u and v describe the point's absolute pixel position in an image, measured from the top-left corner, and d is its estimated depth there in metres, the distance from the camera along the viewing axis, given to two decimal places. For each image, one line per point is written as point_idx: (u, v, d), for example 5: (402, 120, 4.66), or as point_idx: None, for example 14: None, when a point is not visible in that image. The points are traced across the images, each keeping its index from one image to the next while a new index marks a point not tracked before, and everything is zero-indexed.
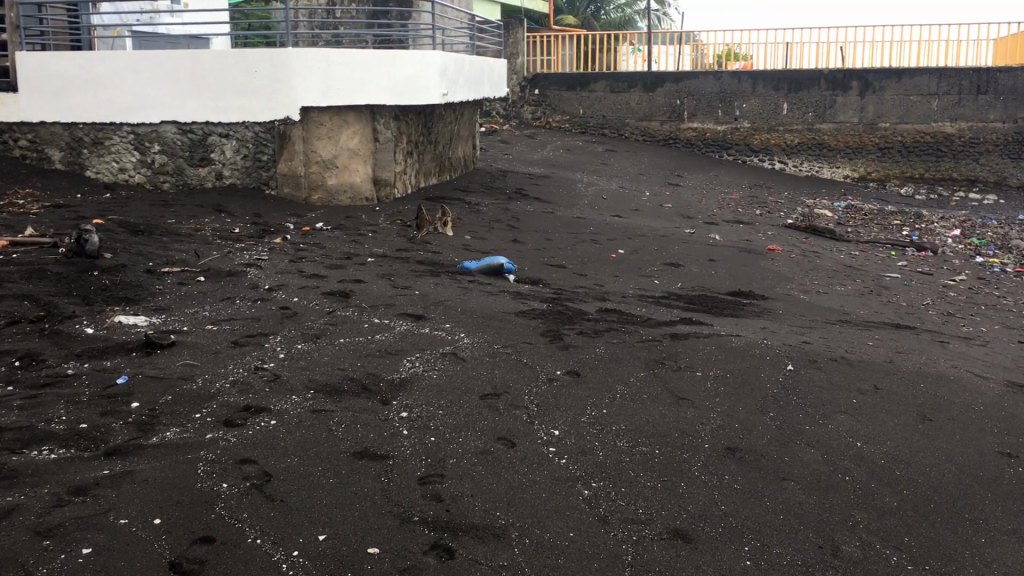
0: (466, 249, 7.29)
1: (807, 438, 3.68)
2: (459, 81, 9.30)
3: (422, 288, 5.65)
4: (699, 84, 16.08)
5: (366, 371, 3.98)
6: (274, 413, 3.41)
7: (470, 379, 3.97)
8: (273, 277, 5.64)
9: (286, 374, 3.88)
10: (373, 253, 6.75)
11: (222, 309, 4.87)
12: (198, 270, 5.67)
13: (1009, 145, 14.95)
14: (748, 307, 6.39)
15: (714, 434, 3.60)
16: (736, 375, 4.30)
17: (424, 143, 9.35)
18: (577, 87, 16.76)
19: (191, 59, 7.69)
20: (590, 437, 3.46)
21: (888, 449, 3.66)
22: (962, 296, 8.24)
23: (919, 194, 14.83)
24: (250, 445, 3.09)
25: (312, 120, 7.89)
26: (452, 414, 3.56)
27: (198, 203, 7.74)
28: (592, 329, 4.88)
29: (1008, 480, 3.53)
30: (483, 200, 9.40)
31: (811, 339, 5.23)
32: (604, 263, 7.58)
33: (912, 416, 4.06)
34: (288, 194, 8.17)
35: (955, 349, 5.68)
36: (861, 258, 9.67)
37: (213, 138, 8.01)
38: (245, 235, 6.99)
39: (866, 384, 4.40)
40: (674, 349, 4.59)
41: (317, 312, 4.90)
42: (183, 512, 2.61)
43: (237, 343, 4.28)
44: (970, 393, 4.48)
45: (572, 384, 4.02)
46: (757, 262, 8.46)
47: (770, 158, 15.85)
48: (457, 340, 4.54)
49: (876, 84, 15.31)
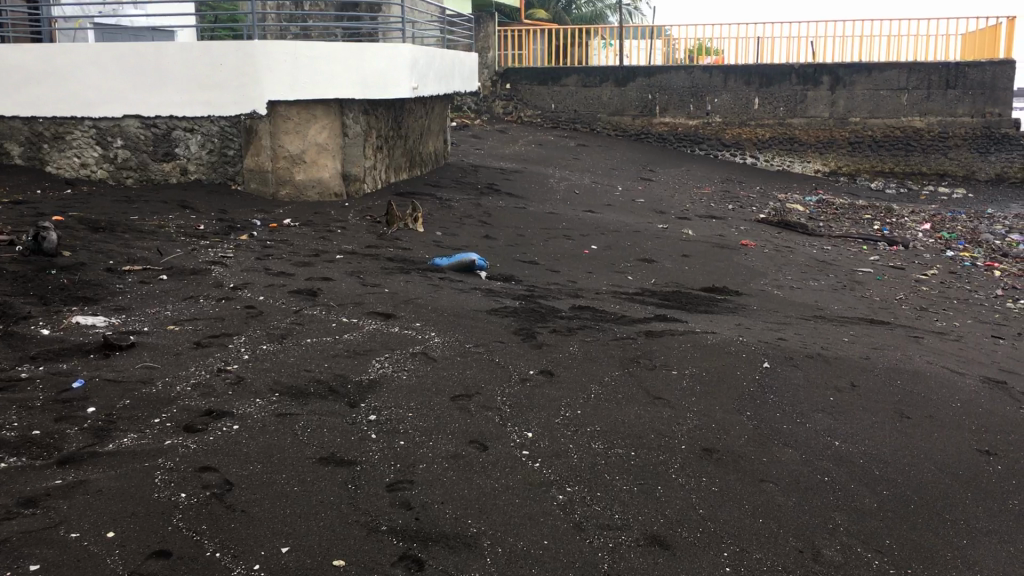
0: (437, 245, 7.17)
1: (785, 437, 3.61)
2: (429, 76, 9.17)
3: (392, 285, 5.52)
4: (671, 78, 16.06)
5: (334, 373, 3.86)
6: (237, 418, 3.28)
7: (441, 381, 3.86)
8: (238, 275, 5.50)
9: (250, 376, 3.75)
10: (342, 250, 6.61)
11: (185, 308, 4.72)
12: (161, 268, 5.51)
13: (977, 140, 15.17)
14: (722, 302, 6.32)
15: (690, 435, 3.52)
16: (712, 374, 4.22)
17: (394, 138, 9.21)
18: (549, 82, 16.61)
19: (153, 50, 7.52)
20: (565, 440, 3.37)
21: (866, 448, 3.61)
22: (935, 290, 8.26)
23: (889, 188, 14.92)
24: (210, 452, 2.96)
25: (279, 114, 7.73)
26: (423, 417, 3.45)
27: (162, 199, 7.55)
28: (565, 327, 4.79)
29: (987, 478, 3.49)
30: (454, 196, 9.28)
31: (786, 336, 5.17)
32: (577, 259, 7.50)
33: (889, 413, 4.01)
34: (254, 189, 7.99)
35: (930, 345, 5.66)
36: (833, 253, 9.67)
37: (177, 133, 7.83)
38: (211, 232, 6.82)
39: (842, 381, 4.34)
40: (649, 347, 4.51)
41: (284, 311, 4.77)
42: (139, 524, 2.49)
43: (200, 344, 4.14)
44: (947, 389, 4.44)
45: (545, 384, 3.92)
46: (730, 257, 8.42)
47: (742, 153, 15.74)
48: (427, 339, 4.43)
49: (847, 78, 15.37)
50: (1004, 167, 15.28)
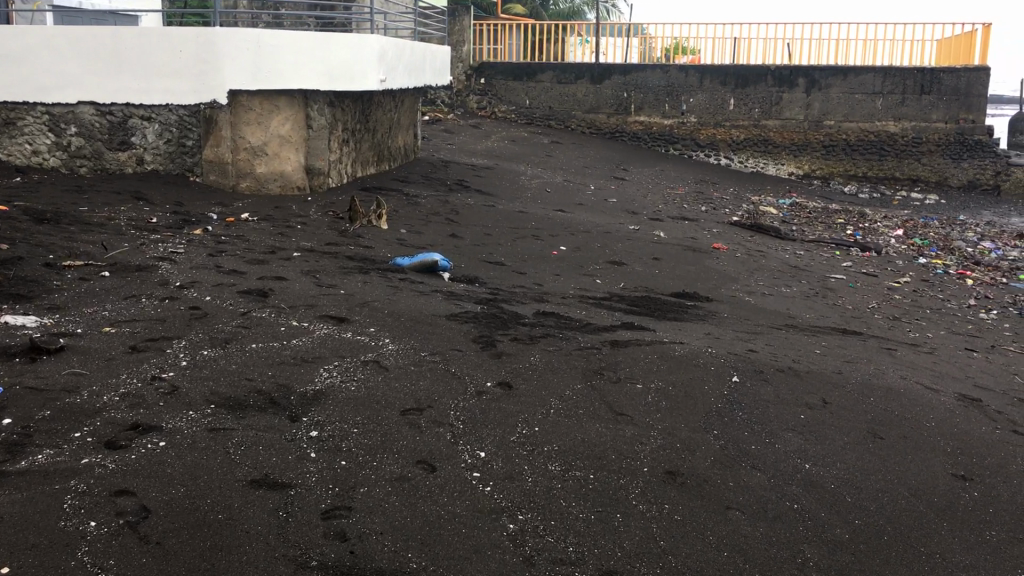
0: (399, 244, 6.93)
1: (753, 459, 3.42)
2: (397, 68, 8.90)
3: (348, 286, 5.27)
4: (647, 76, 15.88)
5: (277, 383, 3.62)
6: (165, 433, 3.03)
7: (392, 393, 3.62)
8: (186, 273, 5.22)
9: (185, 385, 3.49)
10: (300, 247, 6.35)
11: (125, 308, 4.45)
12: (104, 265, 5.22)
13: (951, 146, 15.14)
14: (692, 309, 6.14)
15: (654, 457, 3.31)
16: (678, 389, 4.02)
17: (361, 131, 8.94)
18: (524, 77, 16.40)
19: (111, 35, 7.16)
20: (519, 460, 3.15)
21: (838, 472, 3.43)
22: (907, 299, 8.13)
23: (862, 193, 14.84)
24: (130, 474, 2.71)
25: (240, 104, 7.43)
26: (369, 434, 3.22)
27: (115, 189, 7.25)
28: (526, 335, 4.57)
29: (963, 506, 3.31)
30: (421, 192, 9.03)
31: (757, 348, 4.98)
32: (545, 260, 7.28)
33: (861, 433, 3.83)
34: (213, 181, 7.70)
35: (903, 358, 5.51)
36: (806, 258, 9.53)
37: (134, 121, 7.52)
38: (163, 225, 6.53)
39: (814, 398, 4.16)
40: (613, 358, 4.31)
41: (230, 313, 4.51)
42: (39, 559, 2.26)
43: (136, 348, 3.88)
44: (922, 407, 4.28)
45: (502, 398, 3.70)
46: (702, 261, 8.24)
47: (716, 153, 15.72)
48: (381, 346, 4.19)
49: (822, 81, 15.27)
50: (976, 174, 15.24)
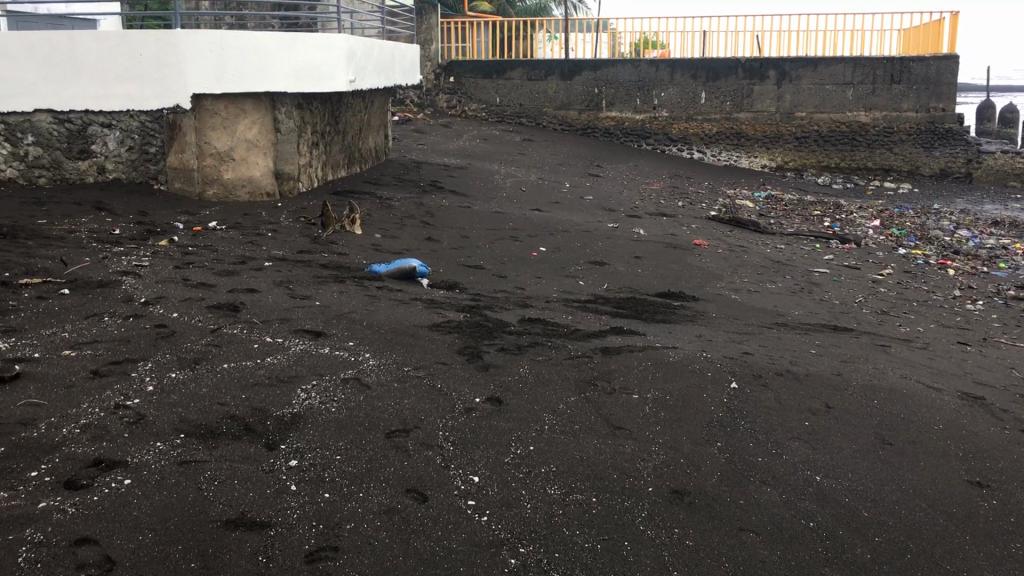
0: (374, 250, 6.69)
1: (761, 473, 3.23)
2: (366, 68, 8.64)
3: (324, 297, 5.03)
4: (618, 72, 15.70)
5: (252, 407, 3.37)
6: (130, 469, 2.79)
7: (375, 414, 3.39)
8: (152, 288, 4.95)
9: (152, 413, 3.24)
10: (271, 256, 6.10)
11: (85, 329, 4.18)
12: (63, 281, 4.95)
13: (922, 135, 15.12)
14: (680, 310, 5.96)
15: (659, 475, 3.11)
16: (676, 399, 3.82)
17: (331, 133, 8.66)
18: (494, 75, 16.14)
19: (66, 39, 6.84)
20: (516, 485, 2.94)
21: (850, 483, 3.25)
22: (892, 291, 8.01)
23: (836, 184, 14.81)
24: (92, 519, 2.47)
25: (205, 109, 7.13)
26: (353, 461, 2.99)
27: (75, 200, 6.94)
28: (514, 345, 4.35)
29: (983, 516, 3.15)
30: (395, 194, 8.78)
31: (752, 349, 4.80)
32: (525, 263, 7.07)
33: (870, 439, 3.66)
34: (178, 189, 7.40)
35: (899, 354, 5.36)
36: (787, 252, 9.39)
37: (94, 129, 7.21)
38: (126, 236, 6.25)
39: (817, 403, 3.98)
40: (606, 367, 4.10)
41: (199, 330, 4.26)
42: None
43: (98, 373, 3.62)
44: (927, 408, 4.11)
45: (493, 415, 3.48)
46: (684, 258, 8.07)
47: (688, 147, 15.59)
48: (361, 362, 3.95)
49: (792, 73, 15.16)
50: (947, 163, 15.28)
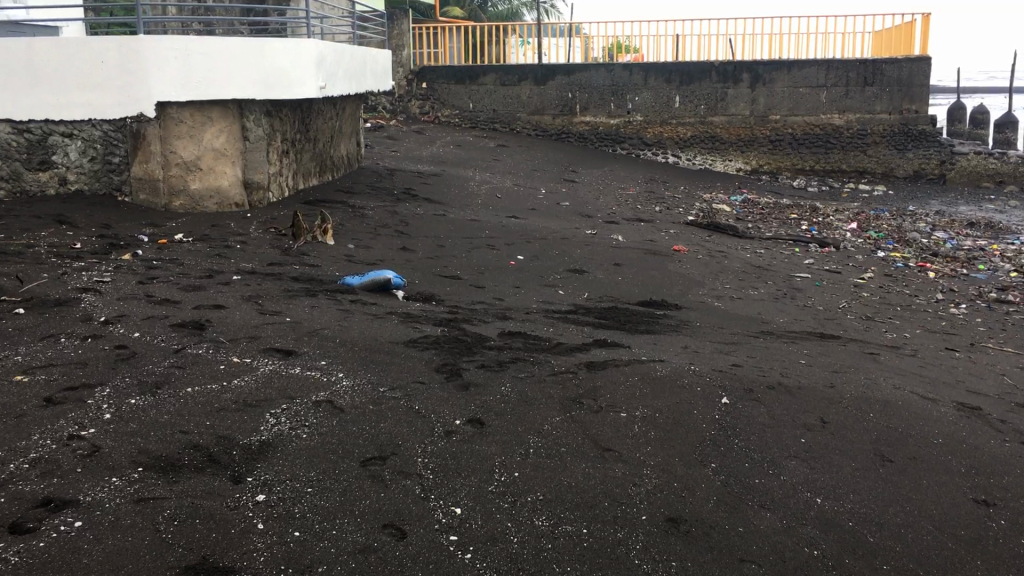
0: (347, 261, 6.47)
1: (759, 496, 3.07)
2: (337, 74, 8.42)
3: (294, 313, 4.81)
4: (592, 76, 15.56)
5: (217, 436, 3.15)
6: (83, 508, 2.57)
7: (350, 440, 3.18)
8: (113, 305, 4.71)
9: (108, 444, 3.01)
10: (240, 269, 5.87)
11: (40, 351, 3.94)
12: (19, 300, 4.69)
13: (896, 137, 15.10)
14: (663, 320, 5.79)
15: (652, 501, 2.93)
16: (666, 416, 3.65)
17: (301, 141, 8.43)
18: (466, 80, 15.95)
19: (24, 46, 6.58)
20: (500, 517, 2.76)
21: (853, 505, 3.09)
22: (875, 296, 7.89)
23: (811, 186, 14.75)
24: (37, 570, 2.27)
25: (170, 117, 6.90)
26: (325, 494, 2.79)
27: (34, 213, 6.66)
28: (495, 361, 4.15)
29: (993, 538, 3.00)
30: (368, 203, 8.56)
31: (740, 361, 4.64)
32: (503, 272, 6.88)
33: (868, 457, 3.51)
34: (144, 200, 7.14)
35: (889, 363, 5.22)
36: (768, 257, 9.26)
37: (54, 139, 6.94)
38: (88, 250, 5.99)
39: (812, 418, 3.82)
40: (592, 384, 3.91)
41: (162, 351, 4.03)
42: None
43: (51, 401, 3.37)
44: (925, 421, 3.97)
45: (474, 439, 3.29)
46: (664, 265, 7.91)
47: (663, 151, 15.49)
48: (335, 383, 3.74)
49: (766, 75, 15.08)
50: (921, 164, 15.28)
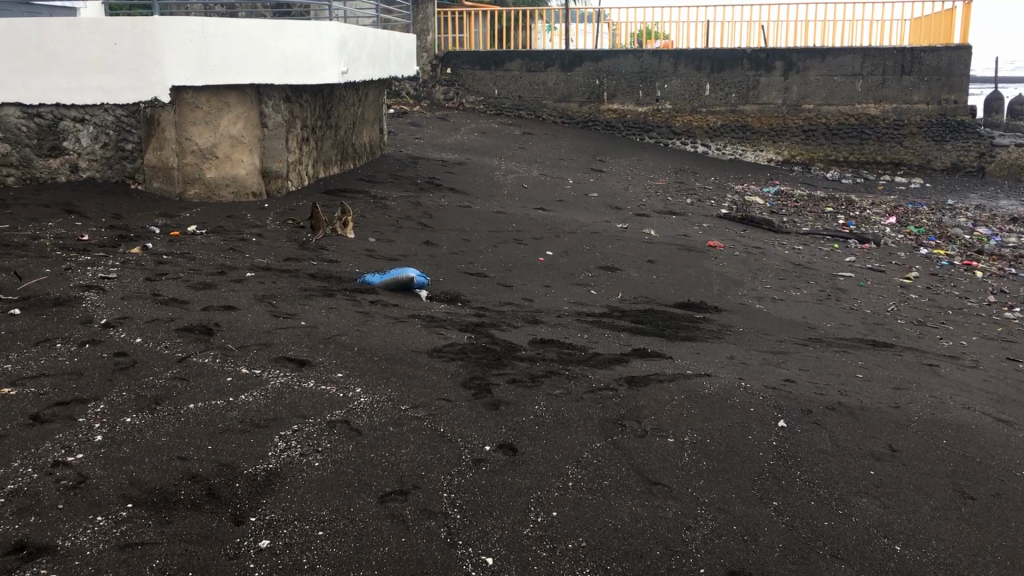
0: (367, 256, 6.12)
1: (831, 543, 2.72)
2: (360, 58, 8.07)
3: (311, 315, 4.47)
4: (619, 63, 15.13)
5: (218, 463, 2.81)
6: (60, 557, 2.25)
7: (366, 470, 2.83)
8: (116, 306, 4.38)
9: (96, 475, 2.68)
10: (254, 264, 5.53)
11: (32, 359, 3.61)
12: (16, 300, 4.37)
13: (934, 128, 14.55)
14: (704, 324, 5.41)
15: (710, 550, 2.59)
16: (718, 443, 3.27)
17: (322, 128, 8.08)
18: (491, 66, 15.57)
19: (34, 27, 6.30)
20: (537, 570, 2.42)
21: (937, 556, 2.73)
22: (923, 298, 7.45)
23: (845, 178, 14.25)
24: None
25: (185, 102, 6.51)
26: (338, 539, 2.45)
27: (43, 201, 6.36)
28: (527, 375, 3.79)
29: None
30: (390, 193, 8.21)
31: (793, 376, 4.25)
32: (531, 269, 6.51)
33: (948, 495, 3.13)
34: (158, 188, 6.78)
35: (952, 377, 4.81)
36: (806, 254, 8.83)
37: (66, 123, 6.64)
38: (95, 243, 5.67)
39: (880, 446, 3.44)
40: (634, 403, 3.54)
41: (164, 359, 3.69)
42: None
43: (39, 419, 3.05)
44: (1005, 450, 3.58)
45: (506, 469, 2.93)
46: (699, 262, 7.50)
47: (691, 140, 15.04)
48: (352, 399, 3.39)
49: (800, 63, 14.58)
50: (960, 156, 14.71)
